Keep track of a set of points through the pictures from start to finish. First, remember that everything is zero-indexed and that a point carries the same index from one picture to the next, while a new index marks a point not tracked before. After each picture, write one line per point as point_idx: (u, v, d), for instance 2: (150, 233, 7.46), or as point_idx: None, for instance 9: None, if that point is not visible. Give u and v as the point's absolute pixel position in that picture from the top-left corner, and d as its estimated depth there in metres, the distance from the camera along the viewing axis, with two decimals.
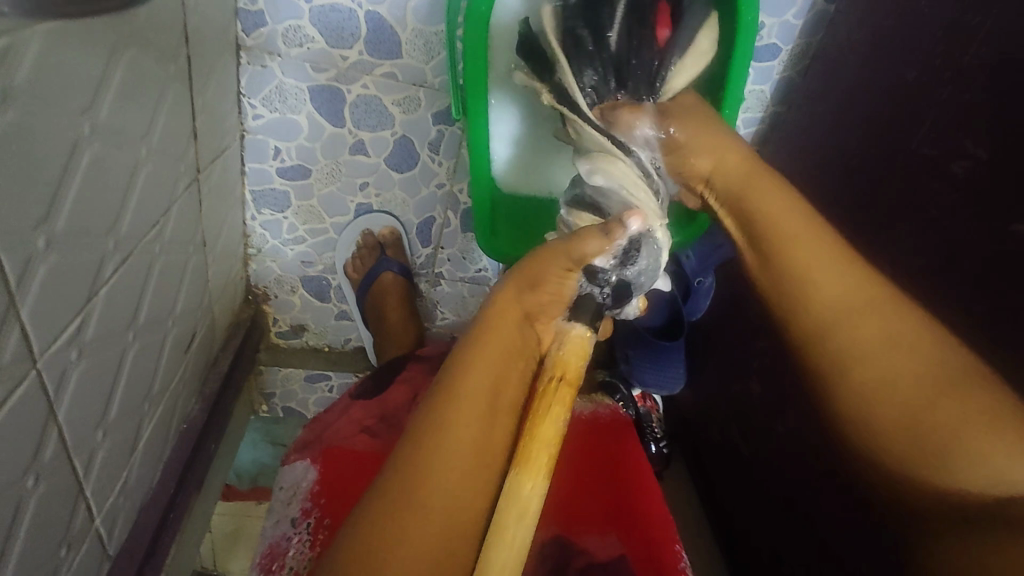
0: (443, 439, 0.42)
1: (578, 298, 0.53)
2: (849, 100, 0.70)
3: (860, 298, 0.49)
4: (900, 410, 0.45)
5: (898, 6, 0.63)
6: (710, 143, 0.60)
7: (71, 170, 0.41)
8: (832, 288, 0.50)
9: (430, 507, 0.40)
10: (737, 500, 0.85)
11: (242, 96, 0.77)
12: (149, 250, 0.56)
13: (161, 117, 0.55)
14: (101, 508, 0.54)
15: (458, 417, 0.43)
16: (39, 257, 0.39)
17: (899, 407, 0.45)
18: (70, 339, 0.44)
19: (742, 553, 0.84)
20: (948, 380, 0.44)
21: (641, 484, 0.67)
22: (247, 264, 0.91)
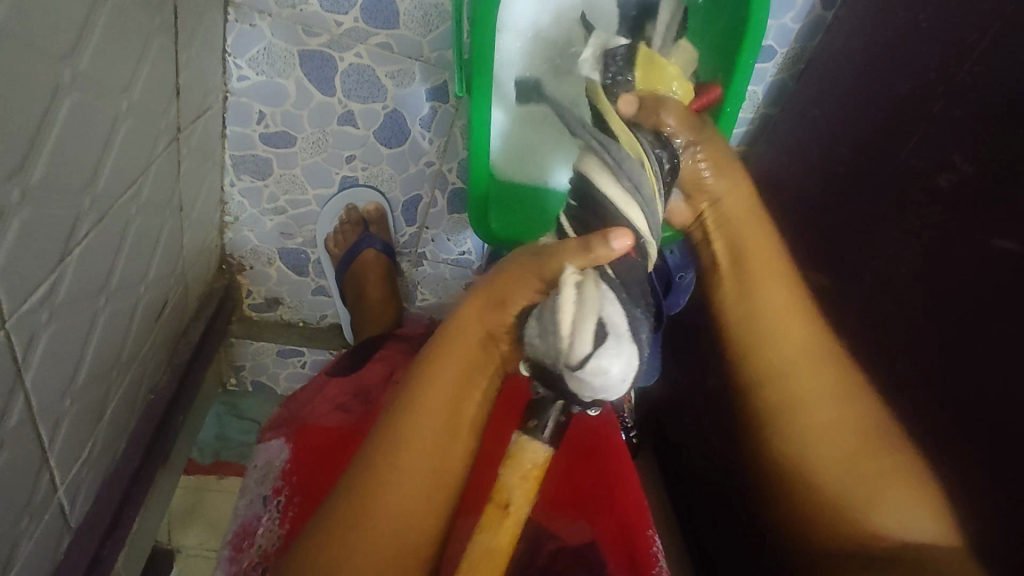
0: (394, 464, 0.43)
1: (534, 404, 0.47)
2: (839, 109, 0.72)
3: (844, 405, 0.54)
4: (836, 462, 0.54)
5: (896, 18, 0.65)
6: (785, 301, 0.58)
7: (48, 120, 0.39)
8: (803, 391, 0.56)
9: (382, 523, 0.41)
10: (701, 499, 0.88)
11: (227, 55, 0.73)
12: (124, 211, 0.53)
13: (143, 70, 0.52)
14: (64, 478, 0.52)
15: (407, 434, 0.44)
16: (10, 212, 0.36)
17: (829, 457, 0.54)
18: (39, 301, 0.42)
19: (704, 539, 0.87)
20: (869, 468, 0.52)
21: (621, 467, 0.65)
22: (223, 232, 0.88)
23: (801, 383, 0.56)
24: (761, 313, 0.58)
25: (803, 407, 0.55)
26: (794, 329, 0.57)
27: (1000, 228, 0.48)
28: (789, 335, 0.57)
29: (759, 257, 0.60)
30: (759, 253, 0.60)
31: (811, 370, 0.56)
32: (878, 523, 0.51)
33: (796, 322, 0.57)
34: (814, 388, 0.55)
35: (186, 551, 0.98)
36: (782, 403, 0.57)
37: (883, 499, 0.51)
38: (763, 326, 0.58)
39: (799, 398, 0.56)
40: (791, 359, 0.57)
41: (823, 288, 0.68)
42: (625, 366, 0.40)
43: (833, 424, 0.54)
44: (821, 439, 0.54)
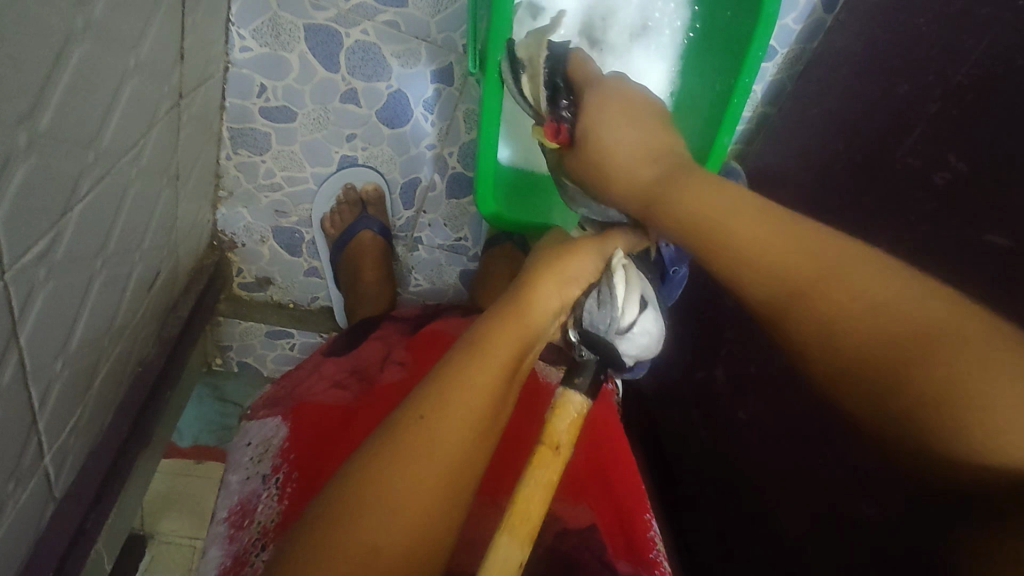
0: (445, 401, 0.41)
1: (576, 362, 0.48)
2: (837, 108, 0.74)
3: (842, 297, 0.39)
4: (877, 371, 0.36)
5: (896, 20, 0.67)
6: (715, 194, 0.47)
7: (60, 65, 0.38)
8: (814, 305, 0.40)
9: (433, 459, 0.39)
10: (693, 496, 0.87)
11: (231, 24, 0.72)
12: (125, 172, 0.52)
13: (152, 28, 0.50)
14: (52, 443, 0.50)
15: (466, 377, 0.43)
16: (18, 156, 0.35)
17: (871, 373, 0.36)
18: (40, 255, 0.40)
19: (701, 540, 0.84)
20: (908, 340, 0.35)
21: (620, 455, 0.68)
22: (216, 207, 0.86)
23: (807, 319, 0.40)
24: (734, 232, 0.45)
25: (817, 337, 0.40)
26: (766, 226, 0.44)
27: (993, 223, 0.50)
28: (767, 242, 0.43)
29: (691, 190, 0.48)
30: (693, 188, 0.48)
31: (804, 259, 0.41)
32: (993, 409, 0.31)
33: (754, 225, 0.44)
34: (816, 275, 0.41)
35: (158, 538, 0.96)
36: (792, 338, 0.41)
37: (967, 385, 0.32)
38: (729, 236, 0.45)
39: (810, 332, 0.40)
40: (783, 274, 0.42)
41: None
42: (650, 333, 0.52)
43: (849, 316, 0.38)
44: (846, 356, 0.38)
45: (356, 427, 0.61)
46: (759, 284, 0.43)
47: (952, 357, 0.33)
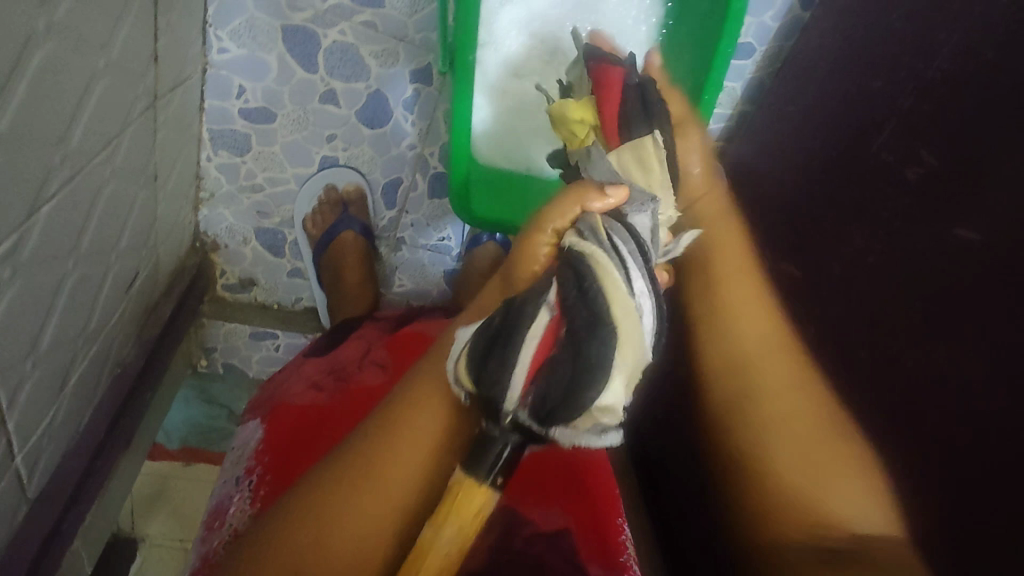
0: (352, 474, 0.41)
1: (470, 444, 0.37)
2: (813, 105, 0.74)
3: (785, 379, 0.51)
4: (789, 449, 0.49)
5: (869, 19, 0.67)
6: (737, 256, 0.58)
7: (21, 68, 0.38)
8: (764, 366, 0.52)
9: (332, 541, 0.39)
10: None
11: (208, 26, 0.72)
12: (97, 173, 0.52)
13: (122, 30, 0.51)
14: (24, 443, 0.50)
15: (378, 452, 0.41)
16: None
17: (772, 440, 0.50)
18: (4, 257, 0.40)
19: None
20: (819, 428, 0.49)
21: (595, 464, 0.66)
22: (197, 208, 0.86)
23: (761, 372, 0.52)
24: (722, 287, 0.56)
25: (753, 395, 0.52)
26: (744, 292, 0.56)
27: None
28: (744, 316, 0.55)
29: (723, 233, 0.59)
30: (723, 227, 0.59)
31: (754, 337, 0.54)
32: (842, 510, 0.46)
33: (749, 311, 0.55)
34: (757, 351, 0.53)
35: (149, 541, 0.95)
36: (732, 370, 0.54)
37: (836, 488, 0.46)
38: (721, 298, 0.56)
39: (752, 382, 0.52)
40: (755, 348, 0.53)
41: None
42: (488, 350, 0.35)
43: (780, 389, 0.51)
44: (769, 420, 0.50)
45: (330, 431, 0.61)
46: (727, 336, 0.55)
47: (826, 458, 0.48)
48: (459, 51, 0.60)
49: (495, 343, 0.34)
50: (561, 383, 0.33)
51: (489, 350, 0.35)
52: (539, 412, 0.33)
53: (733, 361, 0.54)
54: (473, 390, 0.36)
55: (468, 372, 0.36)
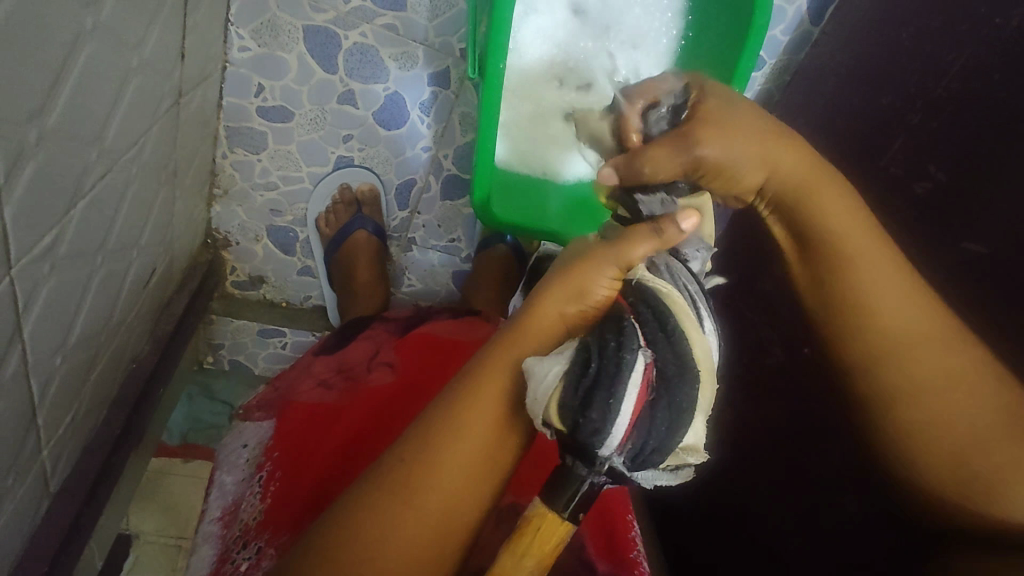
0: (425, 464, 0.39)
1: (555, 481, 0.35)
2: (823, 117, 0.76)
3: (927, 334, 0.44)
4: (955, 441, 0.43)
5: (881, 35, 0.70)
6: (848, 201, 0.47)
7: (67, 67, 0.38)
8: (905, 332, 0.44)
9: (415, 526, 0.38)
10: None
11: (230, 24, 0.73)
12: (126, 170, 0.52)
13: (155, 29, 0.51)
14: (50, 438, 0.50)
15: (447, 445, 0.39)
16: (28, 155, 0.36)
17: (950, 425, 0.43)
18: (45, 251, 0.41)
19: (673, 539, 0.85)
20: (989, 429, 0.42)
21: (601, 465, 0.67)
22: (211, 205, 0.86)
23: (922, 359, 0.44)
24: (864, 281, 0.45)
25: (892, 363, 0.45)
26: (885, 268, 0.45)
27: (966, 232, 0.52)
28: (882, 303, 0.45)
29: (798, 168, 0.47)
30: (794, 162, 0.47)
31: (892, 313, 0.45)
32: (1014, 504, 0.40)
33: (905, 298, 0.44)
34: (911, 331, 0.44)
35: (143, 537, 0.94)
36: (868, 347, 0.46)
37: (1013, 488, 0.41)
38: (839, 242, 0.46)
39: (900, 360, 0.44)
40: (909, 331, 0.44)
41: None
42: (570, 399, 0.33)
43: (943, 371, 0.43)
44: (924, 405, 0.44)
45: (344, 427, 0.61)
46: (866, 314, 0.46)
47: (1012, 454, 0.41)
48: (489, 58, 0.61)
49: (596, 389, 0.32)
50: (663, 428, 0.32)
51: (590, 398, 0.32)
52: (635, 457, 0.32)
53: (877, 332, 0.45)
54: (561, 430, 0.34)
55: (560, 417, 0.33)
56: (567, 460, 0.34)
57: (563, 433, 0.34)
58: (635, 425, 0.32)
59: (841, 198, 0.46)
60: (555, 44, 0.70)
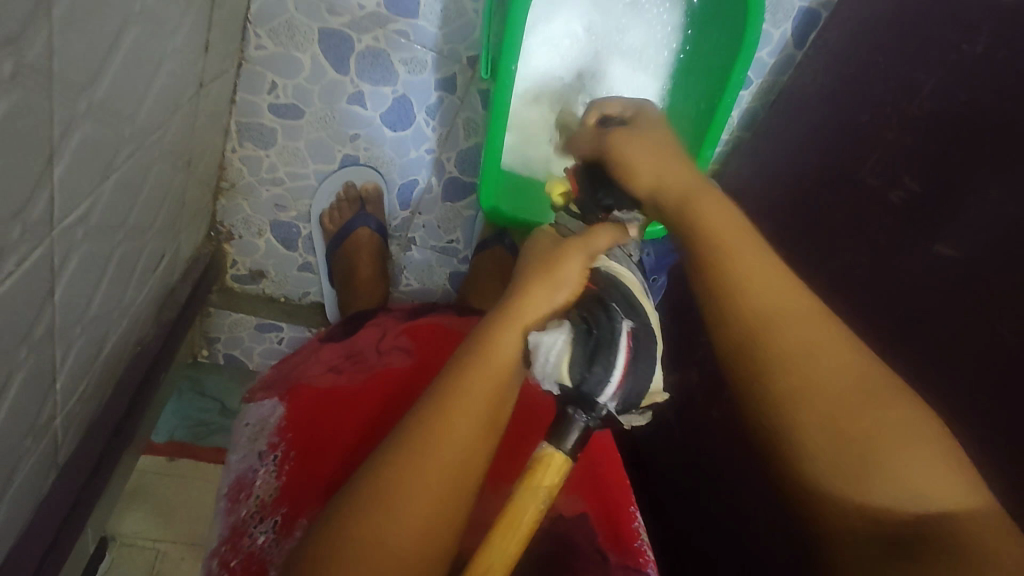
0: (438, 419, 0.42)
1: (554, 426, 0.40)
2: (804, 133, 0.81)
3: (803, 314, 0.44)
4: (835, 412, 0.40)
5: (859, 58, 0.75)
6: (728, 222, 0.49)
7: (115, 46, 0.40)
8: (780, 314, 0.44)
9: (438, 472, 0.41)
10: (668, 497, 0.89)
11: (248, 23, 0.76)
12: (150, 152, 0.54)
13: (187, 20, 0.54)
14: (62, 408, 0.51)
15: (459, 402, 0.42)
16: (76, 123, 0.38)
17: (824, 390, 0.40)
18: (79, 220, 0.43)
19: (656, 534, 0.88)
20: (864, 388, 0.40)
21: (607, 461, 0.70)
22: (217, 198, 0.88)
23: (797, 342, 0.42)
24: (743, 280, 0.46)
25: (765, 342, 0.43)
26: (752, 257, 0.46)
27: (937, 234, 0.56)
28: (760, 291, 0.45)
29: (680, 186, 0.52)
30: (676, 181, 0.53)
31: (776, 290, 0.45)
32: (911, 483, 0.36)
33: (777, 288, 0.45)
34: (792, 315, 0.44)
35: (120, 539, 0.89)
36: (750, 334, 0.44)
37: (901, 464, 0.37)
38: (721, 257, 0.47)
39: (772, 340, 0.43)
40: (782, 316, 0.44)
41: None
42: (576, 356, 0.40)
43: (831, 339, 0.42)
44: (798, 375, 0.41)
45: (361, 409, 0.63)
46: (748, 302, 0.45)
47: (894, 422, 0.38)
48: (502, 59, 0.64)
49: (596, 349, 0.40)
50: (641, 373, 0.41)
51: (591, 356, 0.40)
52: (623, 400, 0.41)
53: (750, 314, 0.45)
54: (566, 384, 0.40)
55: (567, 372, 0.40)
56: (566, 411, 0.40)
57: (568, 389, 0.40)
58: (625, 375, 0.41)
59: (718, 216, 0.49)
60: (561, 56, 0.75)
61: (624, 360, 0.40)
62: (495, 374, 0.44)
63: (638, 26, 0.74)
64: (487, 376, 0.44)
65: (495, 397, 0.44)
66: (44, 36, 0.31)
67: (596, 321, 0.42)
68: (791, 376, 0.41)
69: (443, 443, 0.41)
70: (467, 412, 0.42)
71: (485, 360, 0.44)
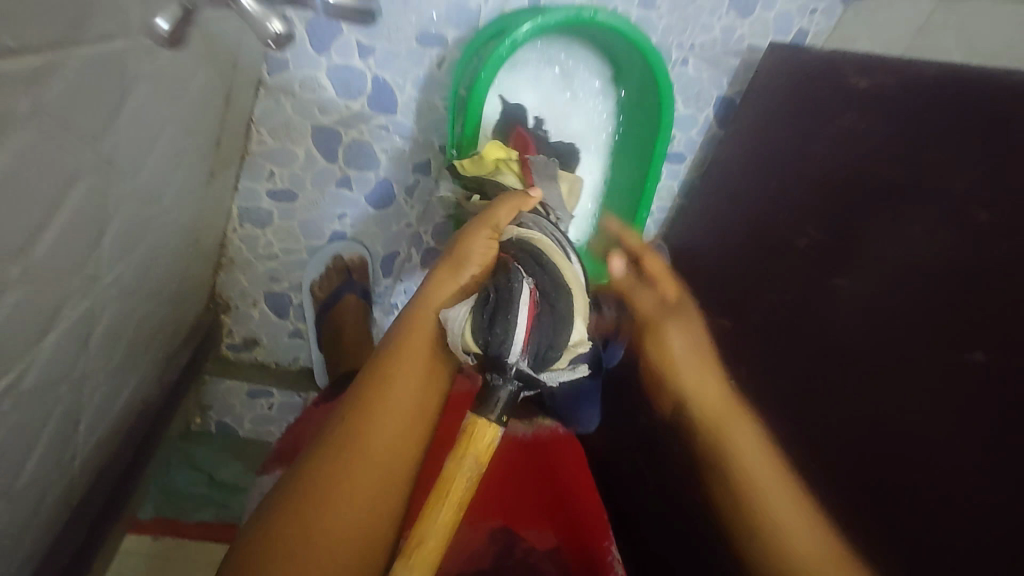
0: (373, 407, 0.50)
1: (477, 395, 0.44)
2: (732, 197, 0.95)
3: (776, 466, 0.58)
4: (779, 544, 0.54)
5: (766, 135, 0.90)
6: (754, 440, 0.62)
7: (152, 143, 0.51)
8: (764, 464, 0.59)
9: (376, 453, 0.48)
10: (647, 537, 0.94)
11: (252, 124, 0.89)
12: (168, 229, 0.64)
13: (203, 124, 0.66)
14: (80, 451, 0.58)
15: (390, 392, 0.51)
16: (119, 201, 0.48)
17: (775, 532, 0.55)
18: (111, 280, 0.52)
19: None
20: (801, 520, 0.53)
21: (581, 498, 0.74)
22: (217, 273, 0.97)
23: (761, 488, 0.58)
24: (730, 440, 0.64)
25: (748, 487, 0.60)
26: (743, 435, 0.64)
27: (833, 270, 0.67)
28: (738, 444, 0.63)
29: (717, 409, 0.68)
30: (714, 405, 0.68)
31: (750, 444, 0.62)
32: None
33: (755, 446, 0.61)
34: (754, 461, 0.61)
35: None
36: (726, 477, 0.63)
37: None
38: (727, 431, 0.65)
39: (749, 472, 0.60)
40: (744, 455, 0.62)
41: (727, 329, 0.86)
42: (483, 326, 0.44)
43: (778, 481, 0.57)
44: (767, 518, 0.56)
45: None
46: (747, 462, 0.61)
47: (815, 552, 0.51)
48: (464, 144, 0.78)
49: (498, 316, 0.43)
50: (547, 331, 0.44)
51: (494, 321, 0.43)
52: (536, 355, 0.43)
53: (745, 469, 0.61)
54: (479, 353, 0.44)
55: (477, 343, 0.44)
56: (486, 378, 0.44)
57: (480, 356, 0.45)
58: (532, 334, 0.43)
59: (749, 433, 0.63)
60: None
61: (527, 318, 0.43)
62: (417, 359, 0.53)
63: (579, 115, 0.90)
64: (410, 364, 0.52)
65: (424, 382, 0.52)
66: (102, 141, 0.41)
67: (500, 291, 0.44)
68: (760, 507, 0.57)
69: (379, 427, 0.49)
70: (398, 398, 0.51)
71: (408, 348, 0.53)
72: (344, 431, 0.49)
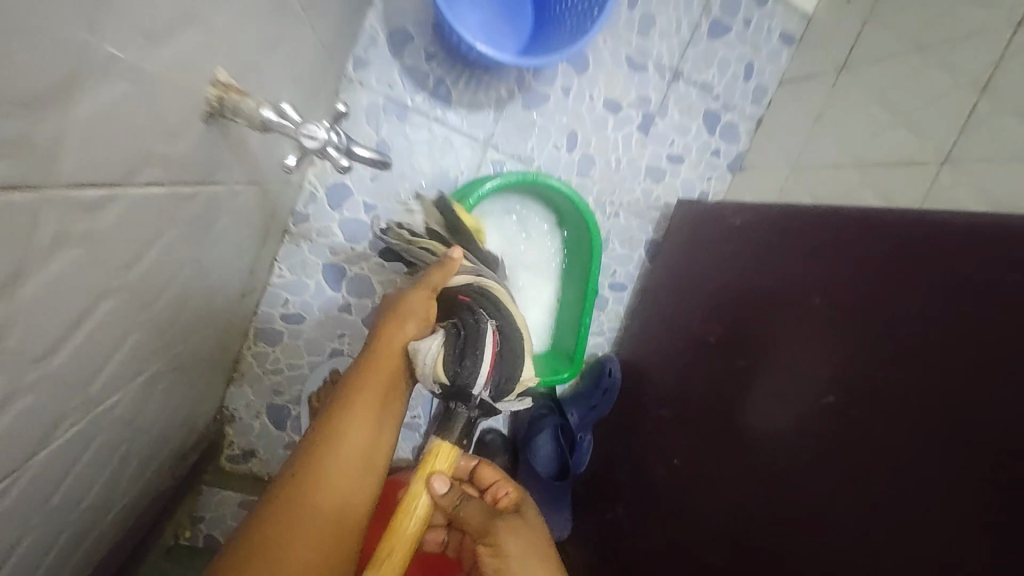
0: (343, 433, 0.61)
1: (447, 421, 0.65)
2: (664, 313, 1.17)
3: None
4: None
5: (683, 263, 1.15)
6: None
7: (220, 258, 0.72)
8: None
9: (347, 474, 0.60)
10: None
11: (276, 262, 1.12)
12: (212, 329, 0.82)
13: (249, 254, 0.88)
14: (112, 507, 0.68)
15: (357, 420, 0.62)
16: (195, 295, 0.67)
17: None
18: (173, 356, 0.68)
19: None
20: None
21: None
22: (228, 386, 1.12)
23: None
24: None
25: None
26: None
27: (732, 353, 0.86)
28: None
29: None
30: None
31: None
32: None
33: None
34: None
35: None
36: None
37: None
38: None
39: None
40: None
41: (669, 418, 1.01)
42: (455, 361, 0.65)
43: None
44: None
45: None
46: None
47: None
48: None
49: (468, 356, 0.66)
50: (506, 372, 0.69)
51: (464, 360, 0.65)
52: (495, 390, 0.68)
53: None
54: (447, 382, 0.65)
55: (446, 374, 0.65)
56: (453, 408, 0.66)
57: (446, 384, 0.65)
58: (491, 371, 0.67)
59: None
60: None
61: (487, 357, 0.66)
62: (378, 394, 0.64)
63: (533, 250, 1.15)
64: (371, 397, 0.64)
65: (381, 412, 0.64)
66: (200, 246, 0.61)
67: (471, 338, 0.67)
68: None
69: (347, 451, 0.60)
70: (364, 426, 0.62)
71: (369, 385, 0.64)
72: (318, 456, 0.59)
